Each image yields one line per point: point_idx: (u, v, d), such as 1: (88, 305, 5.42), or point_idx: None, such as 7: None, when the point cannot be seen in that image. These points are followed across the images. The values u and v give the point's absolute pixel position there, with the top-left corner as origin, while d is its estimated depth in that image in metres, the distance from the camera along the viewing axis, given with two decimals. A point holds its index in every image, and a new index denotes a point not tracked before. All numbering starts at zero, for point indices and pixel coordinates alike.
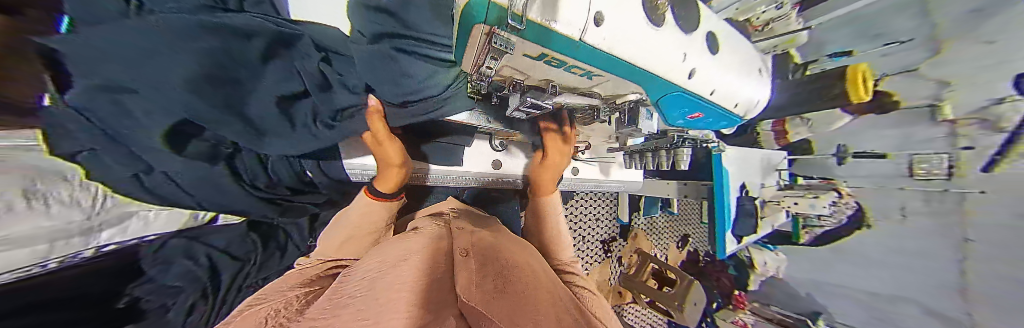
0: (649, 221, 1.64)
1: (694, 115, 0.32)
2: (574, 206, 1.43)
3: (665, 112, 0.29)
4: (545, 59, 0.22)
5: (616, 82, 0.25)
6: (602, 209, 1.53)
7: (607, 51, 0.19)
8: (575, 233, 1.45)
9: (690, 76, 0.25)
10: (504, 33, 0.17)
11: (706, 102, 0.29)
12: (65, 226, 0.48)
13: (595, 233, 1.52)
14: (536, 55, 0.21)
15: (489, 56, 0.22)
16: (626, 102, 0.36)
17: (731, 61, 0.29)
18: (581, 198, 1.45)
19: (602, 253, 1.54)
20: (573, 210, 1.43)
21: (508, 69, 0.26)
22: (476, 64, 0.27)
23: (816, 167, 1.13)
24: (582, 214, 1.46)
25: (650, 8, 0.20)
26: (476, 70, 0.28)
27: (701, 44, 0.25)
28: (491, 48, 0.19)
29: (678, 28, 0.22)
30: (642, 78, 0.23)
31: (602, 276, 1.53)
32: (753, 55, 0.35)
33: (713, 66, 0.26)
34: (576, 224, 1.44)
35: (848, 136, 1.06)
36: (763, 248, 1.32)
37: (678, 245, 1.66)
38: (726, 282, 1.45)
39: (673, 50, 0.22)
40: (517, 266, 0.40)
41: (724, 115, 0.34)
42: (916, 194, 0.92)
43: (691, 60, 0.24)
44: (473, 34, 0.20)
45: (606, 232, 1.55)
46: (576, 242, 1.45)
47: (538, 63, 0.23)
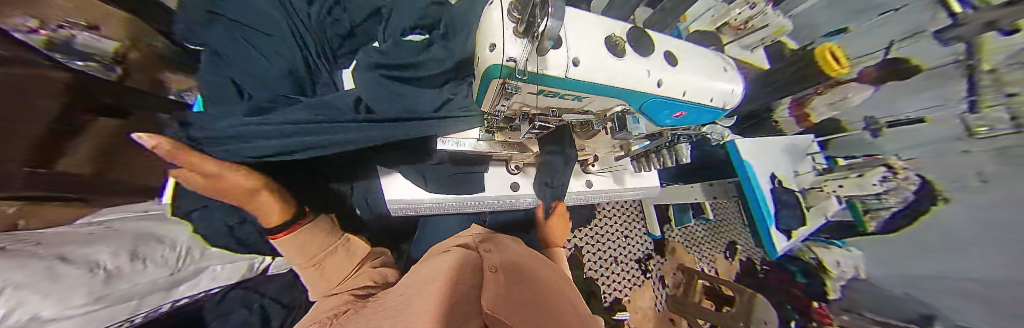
0: (684, 232, 1.54)
1: (677, 113, 0.34)
2: (599, 225, 1.38)
3: (646, 110, 0.32)
4: (543, 93, 0.27)
5: (602, 99, 0.29)
6: (630, 225, 1.46)
7: (588, 81, 0.24)
8: (605, 254, 1.37)
9: (659, 85, 0.28)
10: (514, 81, 0.23)
11: (681, 102, 0.32)
12: (156, 282, 0.50)
13: (628, 252, 1.42)
14: (536, 92, 0.26)
15: (503, 98, 0.27)
16: (613, 114, 0.38)
17: (695, 64, 0.33)
18: (604, 215, 1.40)
19: (641, 274, 1.42)
20: (599, 230, 1.37)
21: (516, 105, 0.31)
22: (489, 106, 0.32)
23: (854, 146, 1.06)
24: (609, 232, 1.40)
25: (614, 47, 0.25)
26: (490, 109, 0.34)
27: (660, 58, 0.29)
28: (503, 94, 0.25)
29: (637, 52, 0.26)
30: (619, 93, 0.27)
31: (647, 302, 1.39)
32: (716, 56, 0.38)
33: (678, 72, 0.30)
34: (605, 245, 1.37)
35: (884, 108, 0.98)
36: (830, 246, 1.14)
37: (726, 254, 1.51)
38: (798, 291, 1.18)
39: (638, 69, 0.26)
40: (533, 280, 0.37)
41: (704, 109, 0.36)
42: (987, 156, 0.81)
43: (656, 71, 0.27)
44: (491, 86, 0.26)
45: (639, 250, 1.45)
46: (609, 265, 1.37)
47: (538, 97, 0.28)
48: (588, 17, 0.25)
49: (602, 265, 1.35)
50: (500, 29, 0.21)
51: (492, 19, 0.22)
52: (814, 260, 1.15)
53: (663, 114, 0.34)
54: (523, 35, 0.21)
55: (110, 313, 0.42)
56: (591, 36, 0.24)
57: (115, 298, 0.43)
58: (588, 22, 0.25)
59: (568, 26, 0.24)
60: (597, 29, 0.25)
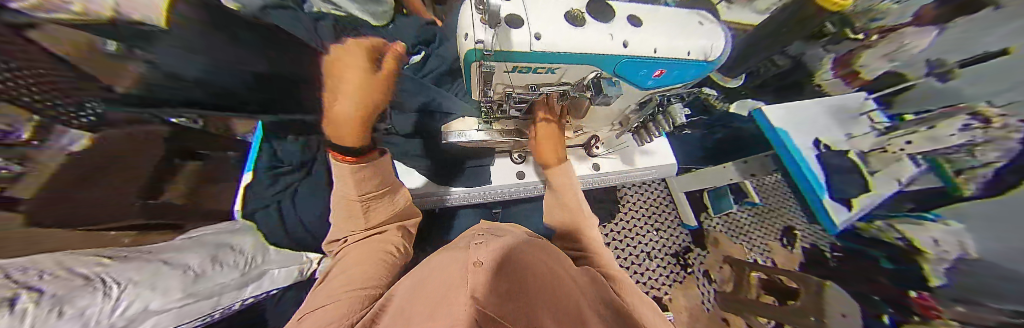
0: (726, 220, 1.41)
1: (657, 73, 0.31)
2: (625, 218, 1.30)
3: (618, 73, 0.30)
4: (516, 70, 0.29)
5: (571, 70, 0.29)
6: (660, 216, 1.34)
7: (552, 52, 0.25)
8: (636, 249, 1.25)
9: (625, 46, 0.27)
10: (486, 62, 0.27)
11: (659, 61, 0.29)
12: (225, 283, 0.59)
13: (662, 246, 1.29)
14: (509, 69, 0.29)
15: (485, 82, 0.31)
16: (586, 82, 0.32)
17: (669, 20, 0.30)
18: (629, 207, 1.32)
19: (681, 270, 1.24)
20: (626, 223, 1.29)
21: (500, 87, 0.34)
22: (478, 92, 0.35)
23: (935, 95, 0.86)
24: (638, 225, 1.29)
25: (574, 17, 0.26)
26: (480, 96, 0.37)
27: (624, 21, 0.28)
28: (481, 75, 0.29)
29: (593, 18, 0.27)
30: (584, 59, 0.27)
31: (692, 301, 1.20)
32: (700, 14, 0.33)
33: (645, 31, 0.28)
34: (635, 239, 1.27)
35: (954, 50, 0.84)
36: (923, 222, 0.83)
37: (783, 242, 1.16)
38: (888, 284, 0.87)
39: (597, 34, 0.26)
40: (549, 286, 0.24)
41: (693, 66, 0.30)
42: None
43: (619, 32, 0.27)
44: (472, 72, 0.30)
45: (676, 243, 1.30)
46: (642, 261, 1.24)
47: (512, 74, 0.30)
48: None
49: (634, 262, 1.23)
50: (468, 20, 0.25)
51: (462, 14, 0.26)
52: (900, 241, 0.86)
53: (642, 76, 0.31)
54: (486, 21, 0.24)
55: (201, 307, 0.50)
56: (551, 12, 0.26)
57: (196, 295, 0.50)
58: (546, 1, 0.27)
59: (529, 8, 0.26)
60: (556, 4, 0.27)
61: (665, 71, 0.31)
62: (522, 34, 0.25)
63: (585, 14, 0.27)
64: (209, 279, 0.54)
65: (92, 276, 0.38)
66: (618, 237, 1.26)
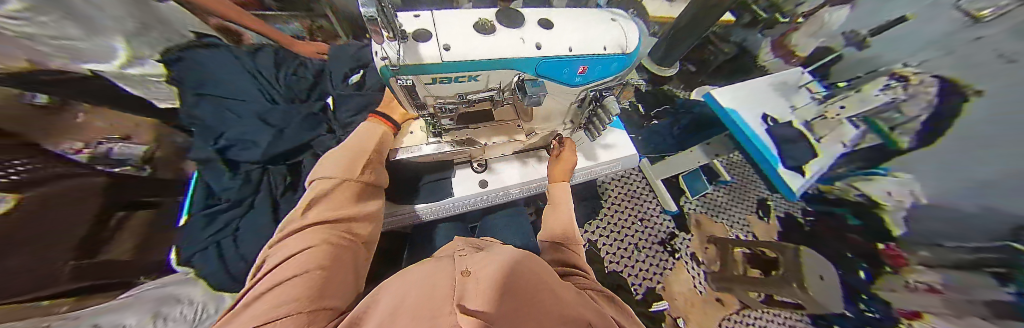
0: (703, 200, 1.41)
1: (581, 69, 0.33)
2: (608, 213, 1.31)
3: (540, 71, 0.31)
4: (438, 81, 0.30)
5: (493, 75, 0.30)
6: (641, 205, 1.36)
7: (468, 59, 0.26)
8: (624, 242, 1.27)
9: (538, 48, 0.28)
10: (402, 76, 0.27)
11: (576, 59, 0.30)
12: None
13: (648, 235, 1.30)
14: (430, 81, 0.29)
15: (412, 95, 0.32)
16: (514, 86, 0.33)
17: (579, 19, 0.32)
18: (610, 201, 1.34)
19: (669, 256, 1.26)
20: (610, 218, 1.31)
21: (433, 98, 0.35)
22: (412, 104, 0.36)
23: (859, 65, 0.99)
24: (622, 218, 1.31)
25: (485, 25, 0.28)
26: (414, 108, 0.37)
27: (535, 26, 0.29)
28: (404, 88, 0.30)
29: (500, 23, 0.28)
30: (499, 65, 0.28)
31: (686, 285, 1.21)
32: (612, 12, 0.36)
33: (557, 33, 0.29)
34: (620, 232, 1.28)
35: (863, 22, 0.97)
36: (873, 177, 1.03)
37: (760, 214, 1.35)
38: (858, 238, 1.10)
39: (506, 39, 0.27)
40: (536, 279, 0.22)
41: (612, 60, 0.32)
42: None
43: (530, 35, 0.28)
44: (396, 86, 0.31)
45: (660, 230, 1.32)
46: (632, 253, 1.25)
47: (436, 85, 0.31)
48: (461, 10, 0.29)
49: (623, 256, 1.24)
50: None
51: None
52: (860, 197, 1.09)
53: (566, 74, 0.33)
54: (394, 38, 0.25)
55: None
56: (461, 22, 0.28)
57: None
58: (454, 15, 0.28)
59: (438, 22, 0.27)
60: (464, 16, 0.28)
61: (589, 66, 0.32)
62: (433, 47, 0.26)
63: (496, 22, 0.28)
64: None
65: None
66: (604, 233, 1.28)
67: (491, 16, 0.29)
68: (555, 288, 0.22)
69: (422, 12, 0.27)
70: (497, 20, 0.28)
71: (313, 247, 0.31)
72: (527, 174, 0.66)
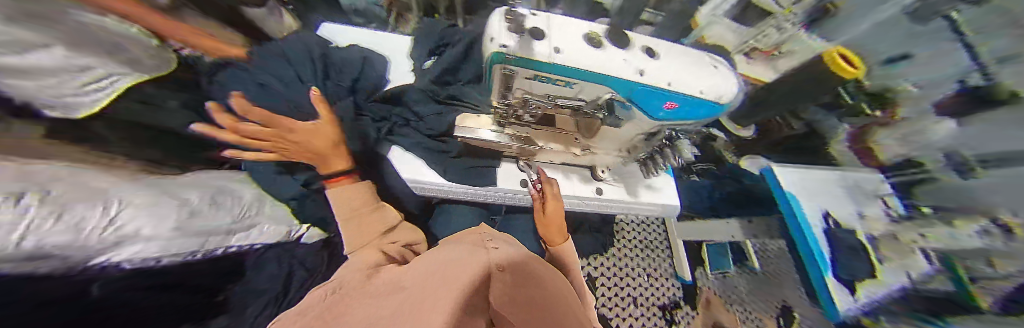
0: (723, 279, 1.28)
1: (668, 106, 0.33)
2: (618, 254, 1.26)
3: (629, 95, 0.32)
4: (536, 78, 0.32)
5: (586, 87, 0.32)
6: (654, 260, 1.29)
7: (573, 65, 0.28)
8: (624, 292, 1.19)
9: (640, 74, 0.29)
10: (509, 66, 0.31)
11: (671, 93, 0.31)
12: (213, 231, 0.54)
13: (650, 295, 1.20)
14: (530, 76, 0.32)
15: (505, 83, 0.35)
16: (602, 101, 0.34)
17: (682, 57, 0.33)
18: (622, 245, 1.28)
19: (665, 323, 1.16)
20: (616, 260, 1.24)
21: (519, 92, 0.37)
22: (497, 90, 0.38)
23: None
24: (630, 266, 1.24)
25: (593, 38, 0.30)
26: (496, 94, 0.39)
27: (642, 53, 0.31)
28: (502, 76, 0.33)
29: (607, 42, 0.30)
30: (598, 79, 0.30)
31: None
32: (715, 58, 0.36)
33: (660, 64, 0.31)
34: (625, 279, 1.22)
35: None
36: None
37: None
38: None
39: (612, 58, 0.29)
40: (541, 284, 0.28)
41: (706, 103, 0.32)
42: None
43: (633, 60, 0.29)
44: (495, 73, 0.34)
45: (665, 295, 1.22)
46: (627, 307, 1.16)
47: (532, 82, 0.33)
48: (573, 22, 0.32)
49: (618, 306, 1.16)
50: (496, 29, 0.29)
51: (493, 24, 0.30)
52: None
53: (652, 106, 0.33)
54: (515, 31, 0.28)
55: (185, 244, 0.48)
56: (573, 31, 0.30)
57: (156, 248, 0.44)
58: (566, 23, 0.31)
59: (553, 26, 0.30)
60: (575, 26, 0.31)
61: (677, 104, 0.33)
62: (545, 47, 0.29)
63: (604, 39, 0.30)
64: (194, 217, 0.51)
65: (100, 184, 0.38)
66: (606, 275, 1.21)
67: (600, 33, 0.31)
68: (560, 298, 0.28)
69: (541, 14, 0.30)
70: (605, 38, 0.30)
71: (367, 260, 0.45)
72: (568, 187, 0.66)
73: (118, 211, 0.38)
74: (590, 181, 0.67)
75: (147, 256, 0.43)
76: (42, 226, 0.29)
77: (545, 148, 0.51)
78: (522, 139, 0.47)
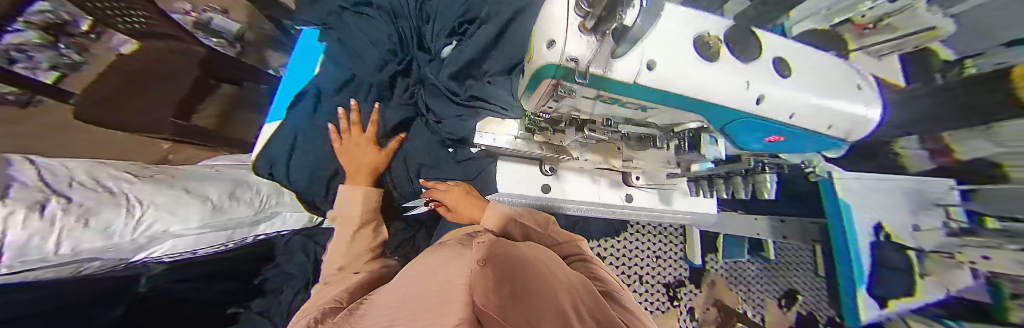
0: (730, 265, 1.17)
1: (772, 138, 0.31)
2: (627, 239, 1.15)
3: (734, 135, 0.31)
4: (602, 99, 0.30)
5: (667, 111, 0.30)
6: (665, 247, 1.17)
7: (658, 88, 0.24)
8: (632, 272, 1.12)
9: (757, 102, 0.26)
10: (567, 83, 0.27)
11: (783, 125, 0.28)
12: (195, 235, 0.46)
13: (657, 274, 1.13)
14: (593, 97, 0.29)
15: (552, 97, 0.31)
16: (687, 129, 0.38)
17: (816, 76, 0.28)
18: (635, 228, 1.17)
19: (667, 300, 1.11)
20: (625, 245, 1.14)
21: (567, 107, 0.35)
22: (544, 97, 0.32)
23: None
24: (638, 249, 1.14)
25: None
26: (542, 105, 0.36)
27: (766, 70, 0.26)
28: (556, 95, 0.29)
29: (841, 102, 0.27)
30: (689, 104, 0.27)
31: None
32: (830, 79, 0.28)
33: (795, 87, 0.26)
34: (632, 262, 1.12)
35: None
36: None
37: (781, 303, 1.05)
38: None
39: (720, 79, 0.24)
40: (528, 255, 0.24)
41: (812, 135, 0.30)
42: None
43: (862, 100, 0.28)
44: (541, 86, 0.29)
45: (671, 275, 1.14)
46: (633, 284, 1.10)
47: (596, 102, 0.31)
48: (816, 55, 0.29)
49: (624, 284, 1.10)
50: (560, 24, 0.23)
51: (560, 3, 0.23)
52: None
53: (751, 137, 0.31)
54: (593, 31, 0.23)
55: (214, 238, 0.49)
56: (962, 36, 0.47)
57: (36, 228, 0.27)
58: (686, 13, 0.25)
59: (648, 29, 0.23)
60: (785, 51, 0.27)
61: (781, 136, 0.31)
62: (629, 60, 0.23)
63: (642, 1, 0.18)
64: (171, 201, 0.44)
65: (120, 191, 0.39)
66: None
67: (767, 41, 0.27)
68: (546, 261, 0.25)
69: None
70: (817, 89, 0.26)
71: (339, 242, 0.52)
72: (593, 194, 0.53)
73: (145, 213, 0.39)
74: (619, 186, 0.55)
75: (184, 251, 0.46)
76: (19, 263, 0.26)
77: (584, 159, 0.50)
78: (557, 147, 0.47)
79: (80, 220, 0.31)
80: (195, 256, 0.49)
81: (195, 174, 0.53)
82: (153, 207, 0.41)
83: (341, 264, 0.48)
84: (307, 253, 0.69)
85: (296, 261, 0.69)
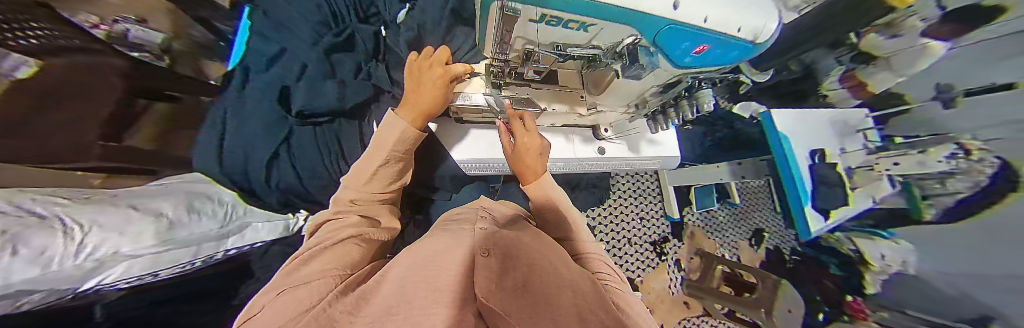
0: (705, 215, 1.27)
1: (698, 49, 0.35)
2: (612, 205, 1.21)
3: (666, 50, 0.36)
4: (545, 20, 0.34)
5: (604, 27, 0.34)
6: (645, 208, 1.25)
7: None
8: (619, 235, 1.19)
9: (675, 8, 0.29)
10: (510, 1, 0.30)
11: (703, 31, 0.32)
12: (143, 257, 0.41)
13: (642, 233, 1.21)
14: (537, 18, 0.33)
15: (502, 24, 0.34)
16: (625, 49, 0.38)
17: None
18: (617, 195, 1.23)
19: (655, 256, 1.19)
20: (611, 211, 1.21)
21: (519, 38, 0.39)
22: (496, 27, 0.36)
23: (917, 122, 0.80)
24: (623, 213, 1.22)
25: None
26: (496, 44, 0.40)
27: None
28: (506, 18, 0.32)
29: (742, 6, 0.31)
30: (618, 16, 0.31)
31: (660, 285, 1.16)
32: None
33: None
34: (618, 225, 1.20)
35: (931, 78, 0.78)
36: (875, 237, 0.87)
37: (751, 242, 1.20)
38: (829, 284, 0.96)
39: None
40: (532, 254, 0.23)
41: (731, 43, 0.34)
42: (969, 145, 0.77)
43: (756, 7, 0.33)
44: (492, 9, 0.33)
45: (654, 232, 1.23)
46: (622, 245, 1.18)
47: (541, 25, 0.35)
48: None
49: (614, 247, 1.17)
50: None
51: None
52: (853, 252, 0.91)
53: (682, 50, 0.36)
54: None
55: (178, 255, 0.46)
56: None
57: None
58: None
59: None
60: None
61: (706, 46, 0.35)
62: None
63: None
64: (112, 220, 0.39)
65: (50, 215, 0.34)
66: None
67: None
68: (550, 258, 0.24)
69: None
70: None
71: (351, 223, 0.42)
72: (570, 151, 0.60)
73: (87, 236, 0.35)
74: (591, 141, 0.63)
75: (144, 275, 0.41)
76: None
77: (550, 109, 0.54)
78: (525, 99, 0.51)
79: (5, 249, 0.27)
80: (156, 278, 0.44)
81: (134, 193, 0.48)
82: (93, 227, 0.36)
83: (354, 197, 0.45)
84: None
85: None
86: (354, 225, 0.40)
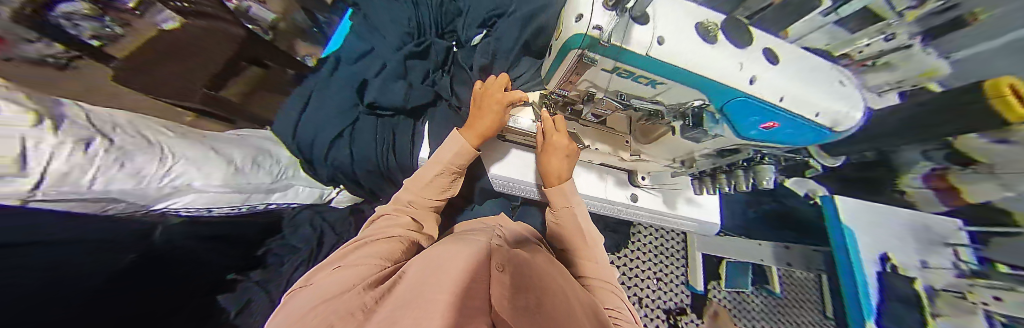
0: (735, 297, 1.11)
1: (767, 124, 0.34)
2: (627, 255, 1.13)
3: (734, 120, 0.36)
4: (617, 72, 0.35)
5: (671, 88, 0.35)
6: (664, 269, 1.14)
7: (665, 60, 0.30)
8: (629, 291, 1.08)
9: (751, 82, 0.31)
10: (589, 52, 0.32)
11: (778, 109, 0.32)
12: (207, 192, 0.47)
13: (655, 296, 1.09)
14: (611, 69, 0.35)
15: (574, 68, 0.37)
16: (688, 110, 0.39)
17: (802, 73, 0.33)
18: (635, 246, 1.15)
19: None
20: (626, 262, 1.12)
21: (586, 82, 0.41)
22: (568, 70, 0.39)
23: None
24: (639, 267, 1.12)
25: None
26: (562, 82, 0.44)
27: (758, 58, 0.32)
28: (580, 63, 0.35)
29: (820, 94, 0.32)
30: (690, 80, 0.32)
31: None
32: (827, 69, 0.34)
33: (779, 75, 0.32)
34: (630, 280, 1.10)
35: None
36: None
37: None
38: None
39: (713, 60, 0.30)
40: (550, 284, 0.23)
41: (806, 126, 0.33)
42: None
43: (843, 94, 0.32)
44: (568, 56, 0.36)
45: (670, 299, 1.10)
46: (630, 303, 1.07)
47: (612, 75, 0.37)
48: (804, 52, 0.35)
49: None
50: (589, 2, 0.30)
51: None
52: None
53: (749, 122, 0.35)
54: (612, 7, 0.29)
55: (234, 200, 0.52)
56: None
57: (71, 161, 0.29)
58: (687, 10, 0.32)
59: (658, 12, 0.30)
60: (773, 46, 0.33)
61: (777, 123, 0.34)
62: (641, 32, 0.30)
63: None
64: (198, 158, 0.46)
65: (157, 142, 0.42)
66: None
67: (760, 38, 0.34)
68: (568, 292, 0.23)
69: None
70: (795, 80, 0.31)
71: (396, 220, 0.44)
72: (602, 190, 0.59)
73: (174, 165, 0.42)
74: (626, 186, 0.61)
75: (201, 207, 0.47)
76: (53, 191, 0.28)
77: (594, 148, 0.54)
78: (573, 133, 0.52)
79: (116, 161, 0.34)
80: (207, 213, 0.50)
81: (223, 137, 0.57)
82: (185, 159, 0.44)
83: (411, 199, 0.48)
84: (315, 230, 0.72)
85: (300, 238, 0.71)
86: (403, 227, 0.42)
